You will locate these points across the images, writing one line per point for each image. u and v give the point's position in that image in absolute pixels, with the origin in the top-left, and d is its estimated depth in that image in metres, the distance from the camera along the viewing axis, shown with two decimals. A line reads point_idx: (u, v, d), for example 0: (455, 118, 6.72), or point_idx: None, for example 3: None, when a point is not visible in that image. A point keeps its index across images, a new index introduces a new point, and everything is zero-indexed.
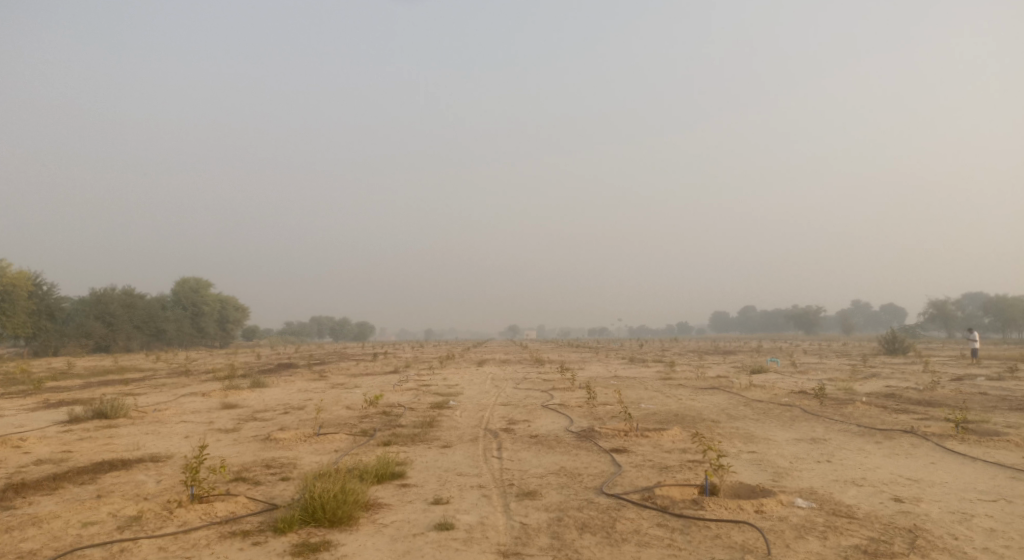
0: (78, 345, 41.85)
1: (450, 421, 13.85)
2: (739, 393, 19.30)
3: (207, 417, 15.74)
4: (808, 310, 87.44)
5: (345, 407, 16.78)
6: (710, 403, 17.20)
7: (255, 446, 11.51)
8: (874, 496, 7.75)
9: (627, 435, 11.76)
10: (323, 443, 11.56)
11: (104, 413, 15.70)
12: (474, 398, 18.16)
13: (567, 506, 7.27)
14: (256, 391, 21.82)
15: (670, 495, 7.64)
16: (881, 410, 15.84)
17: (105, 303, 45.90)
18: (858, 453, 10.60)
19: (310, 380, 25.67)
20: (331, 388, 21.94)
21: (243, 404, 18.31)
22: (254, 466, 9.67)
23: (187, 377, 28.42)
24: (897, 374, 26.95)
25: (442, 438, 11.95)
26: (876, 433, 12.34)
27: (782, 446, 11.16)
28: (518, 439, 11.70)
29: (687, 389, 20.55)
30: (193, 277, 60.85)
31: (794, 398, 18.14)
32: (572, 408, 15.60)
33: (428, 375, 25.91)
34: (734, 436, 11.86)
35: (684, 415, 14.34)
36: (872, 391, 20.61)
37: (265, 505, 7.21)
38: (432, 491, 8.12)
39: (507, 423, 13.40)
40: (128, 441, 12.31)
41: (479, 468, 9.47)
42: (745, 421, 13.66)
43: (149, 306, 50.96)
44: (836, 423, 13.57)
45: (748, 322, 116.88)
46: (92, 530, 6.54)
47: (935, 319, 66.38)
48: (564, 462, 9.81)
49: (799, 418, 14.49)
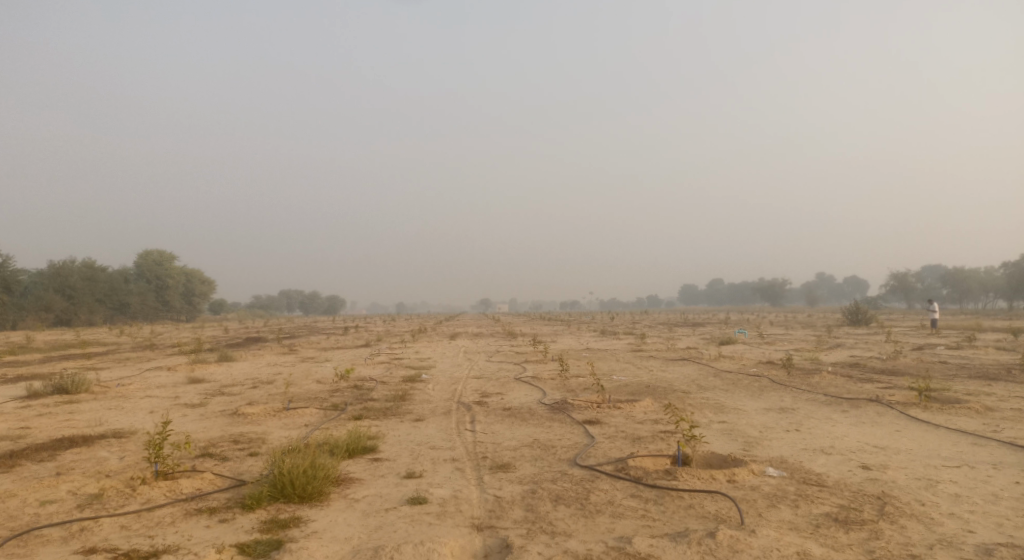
0: (38, 319, 40.68)
1: (423, 394, 13.76)
2: (709, 364, 19.51)
3: (173, 392, 15.42)
4: (774, 282, 88.98)
5: (315, 380, 16.57)
6: (680, 374, 17.37)
7: (223, 421, 11.28)
8: (843, 464, 7.86)
9: (600, 406, 11.78)
10: (293, 418, 11.38)
11: (65, 388, 15.26)
12: (447, 371, 18.09)
13: (541, 478, 7.24)
14: (224, 366, 21.43)
15: (644, 466, 7.66)
16: (846, 380, 16.16)
17: (65, 276, 44.56)
18: (826, 422, 10.78)
19: (279, 353, 25.31)
20: (302, 362, 21.68)
21: (211, 378, 17.97)
22: (221, 441, 9.46)
23: (152, 352, 27.82)
24: (861, 344, 27.55)
25: (414, 411, 11.86)
26: (843, 402, 12.58)
27: (752, 416, 11.30)
28: (491, 411, 11.65)
29: (658, 360, 20.76)
30: (157, 250, 59.40)
31: (762, 369, 18.44)
32: (545, 380, 15.61)
33: (400, 348, 25.76)
34: (706, 407, 11.98)
35: (656, 386, 14.45)
36: (837, 362, 21.05)
37: (232, 482, 7.04)
38: (404, 465, 8.02)
39: (480, 396, 13.35)
40: (90, 417, 11.98)
41: (452, 441, 9.40)
42: (716, 392, 13.81)
43: (111, 279, 49.66)
44: (804, 393, 13.80)
45: (716, 294, 118.51)
46: (51, 509, 6.31)
47: (896, 290, 68.05)
48: (537, 434, 9.78)
49: (768, 388, 14.70)
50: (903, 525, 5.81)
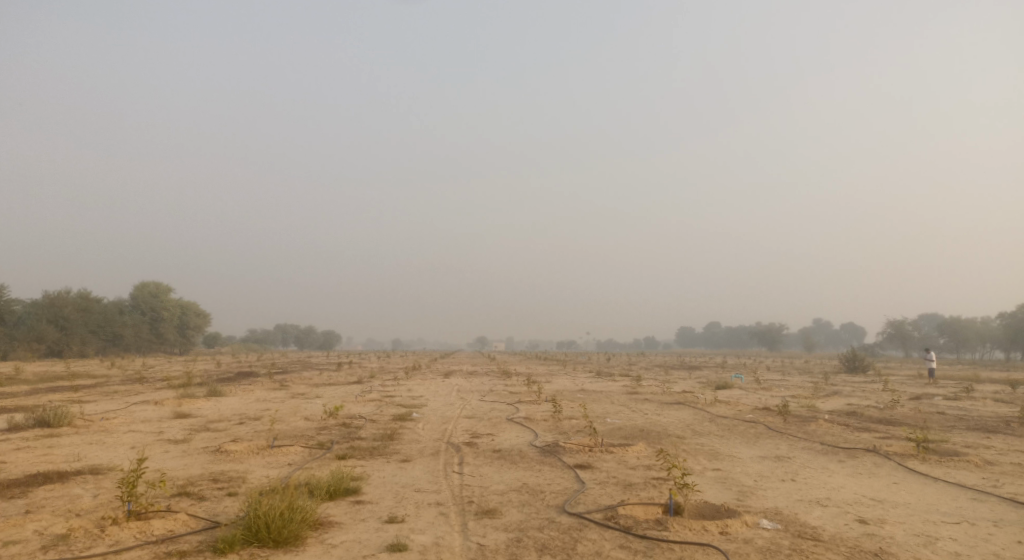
0: (29, 349, 40.30)
1: (412, 434, 13.49)
2: (704, 409, 19.24)
3: (157, 427, 15.11)
4: (772, 328, 88.81)
5: (303, 417, 16.28)
6: (675, 418, 17.10)
7: (205, 458, 11.00)
8: (839, 517, 7.62)
9: (591, 450, 11.53)
10: (277, 456, 11.10)
11: (46, 421, 14.95)
12: (438, 410, 17.81)
13: (527, 526, 7.00)
14: (213, 401, 21.10)
15: (634, 514, 7.42)
16: (843, 428, 15.92)
17: (59, 306, 44.30)
18: (822, 472, 10.53)
19: (270, 389, 24.97)
20: (291, 398, 21.36)
21: (197, 413, 17.66)
22: (200, 480, 9.19)
23: (141, 385, 27.42)
24: (858, 392, 27.26)
25: (402, 451, 11.59)
26: (840, 451, 12.34)
27: (747, 463, 11.05)
28: (480, 453, 11.39)
29: (653, 404, 20.48)
30: (154, 282, 59.25)
31: (758, 415, 18.16)
32: (537, 422, 15.34)
33: (392, 386, 25.45)
34: (700, 453, 11.73)
35: (649, 431, 14.19)
36: (834, 409, 20.78)
37: (206, 523, 6.78)
38: (387, 508, 7.77)
39: (470, 437, 13.09)
40: (68, 452, 11.68)
41: (439, 484, 9.14)
42: (711, 438, 13.55)
43: (106, 310, 49.38)
44: (800, 441, 13.55)
45: (713, 338, 118.12)
46: (14, 549, 6.05)
47: (893, 338, 67.86)
48: (527, 478, 9.52)
49: (764, 435, 14.44)
50: None
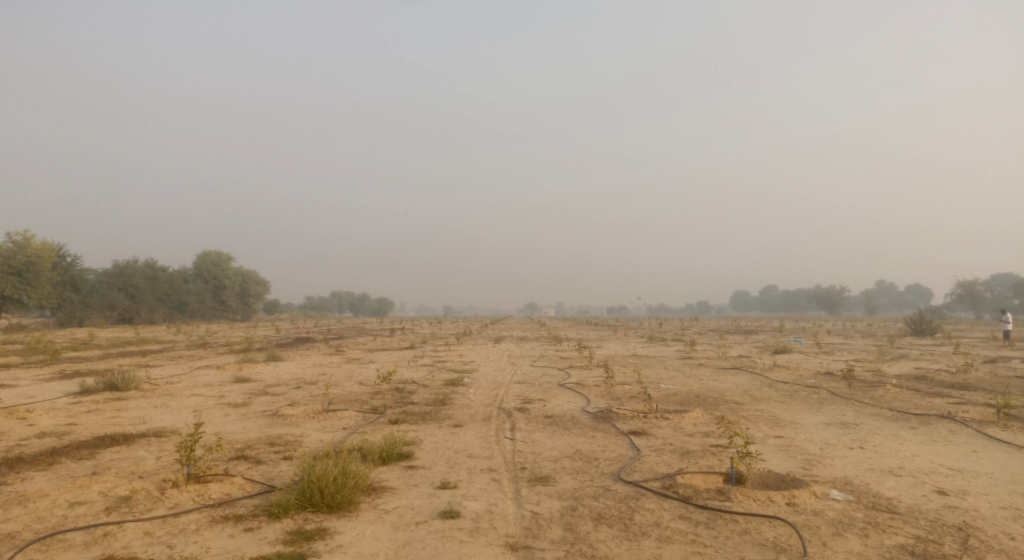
0: (102, 316, 42.22)
1: (464, 399, 13.47)
2: (762, 374, 18.64)
3: (218, 391, 15.53)
4: (831, 290, 85.94)
5: (357, 382, 16.47)
6: (732, 383, 16.61)
7: (262, 422, 11.19)
8: (915, 487, 7.15)
9: (647, 416, 11.24)
10: (331, 420, 11.19)
11: (115, 385, 15.54)
12: (490, 375, 17.78)
13: (583, 494, 6.80)
14: (271, 366, 21.60)
15: (693, 484, 7.13)
16: (913, 394, 15.14)
17: (128, 275, 46.15)
18: (893, 440, 9.98)
19: (326, 354, 25.47)
20: (346, 364, 21.73)
21: (256, 378, 18.11)
22: (257, 444, 9.32)
23: (204, 351, 28.34)
24: (927, 355, 26.05)
25: (454, 416, 11.54)
26: (912, 418, 11.70)
27: (811, 431, 10.58)
28: (533, 419, 11.23)
29: (709, 369, 20.00)
30: (215, 251, 61.08)
31: (820, 380, 17.48)
32: (589, 387, 15.13)
33: (444, 351, 25.62)
34: (761, 420, 11.29)
35: (706, 397, 13.80)
36: (901, 373, 19.88)
37: (262, 487, 6.83)
38: (439, 474, 7.69)
39: (522, 402, 12.96)
40: (134, 415, 12.07)
41: (491, 450, 9.02)
42: (771, 404, 13.06)
43: (171, 279, 51.21)
44: (867, 407, 12.94)
45: (770, 301, 115.18)
46: (79, 511, 6.19)
47: (963, 299, 64.73)
48: (580, 444, 9.32)
49: (827, 401, 13.86)
50: None
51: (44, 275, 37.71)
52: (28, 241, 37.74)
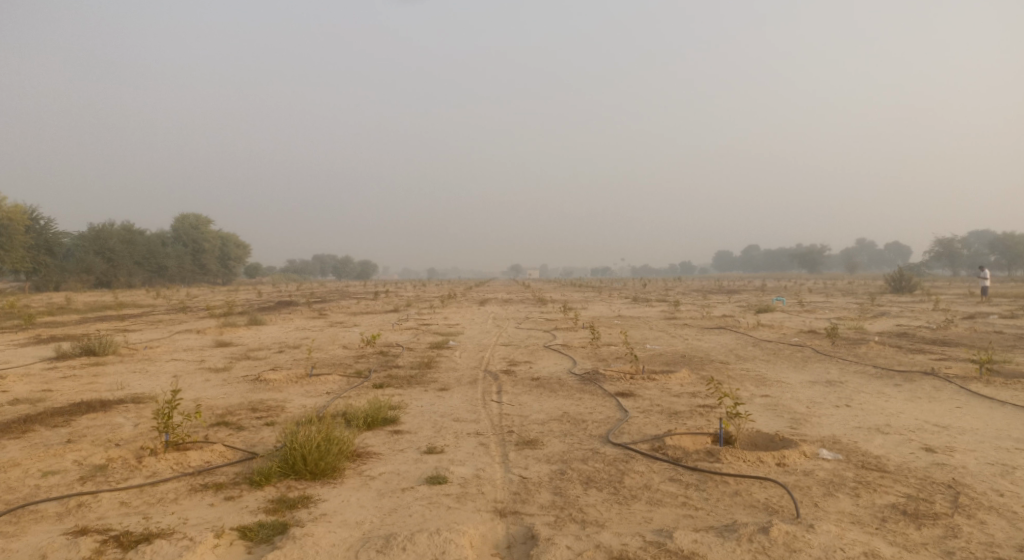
0: (80, 280, 41.42)
1: (449, 362, 13.35)
2: (747, 333, 18.70)
3: (199, 356, 15.26)
4: (812, 249, 86.53)
5: (341, 346, 16.26)
6: (717, 343, 16.65)
7: (244, 387, 10.98)
8: (903, 445, 7.14)
9: (633, 378, 11.18)
10: (314, 385, 11.01)
11: (92, 350, 15.22)
12: (475, 338, 17.67)
13: (571, 457, 6.71)
14: (253, 330, 21.33)
15: (682, 445, 7.07)
16: (896, 351, 15.26)
17: (105, 238, 45.18)
18: (878, 397, 10.01)
19: (308, 318, 25.19)
20: (330, 327, 21.52)
21: (238, 342, 17.84)
22: (238, 409, 9.12)
23: (184, 315, 27.93)
24: (907, 313, 26.33)
25: (439, 380, 11.40)
26: (895, 375, 11.75)
27: (797, 389, 10.60)
28: (519, 381, 11.12)
29: (693, 328, 20.03)
30: (193, 213, 59.92)
31: (804, 338, 17.57)
32: (575, 349, 15.07)
33: (428, 314, 25.48)
34: (747, 379, 11.28)
35: (692, 357, 13.79)
36: (883, 331, 20.05)
37: (243, 455, 6.66)
38: (425, 438, 7.57)
39: (508, 364, 12.86)
40: (112, 381, 11.79)
41: (477, 413, 8.90)
42: (757, 363, 13.07)
43: (149, 242, 50.28)
44: (851, 364, 13.00)
45: (752, 260, 115.95)
46: (52, 481, 5.98)
47: (941, 257, 65.55)
48: (568, 407, 9.23)
49: (812, 359, 13.93)
50: (983, 520, 5.13)
51: (17, 238, 36.76)
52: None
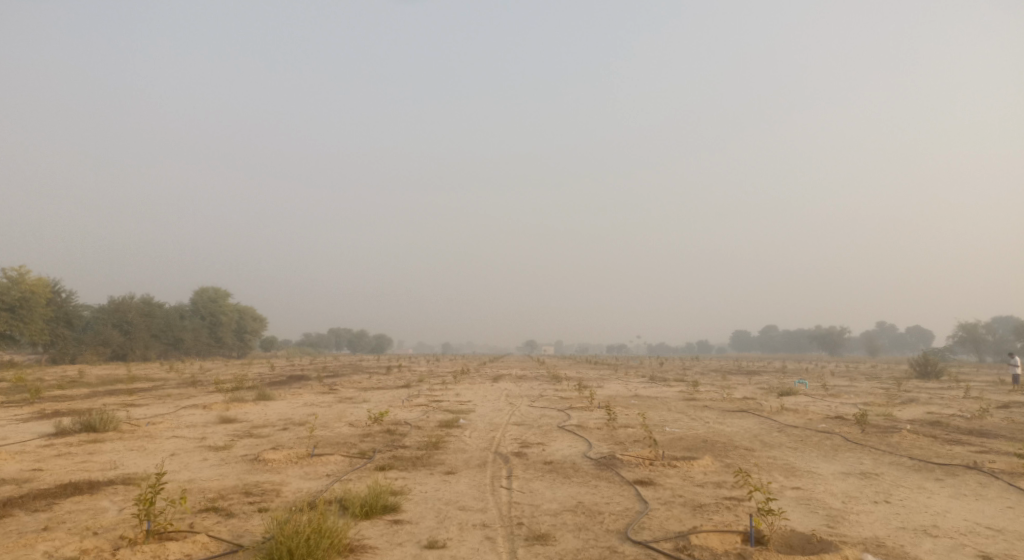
0: (96, 352, 41.40)
1: (457, 442, 12.72)
2: (770, 418, 17.87)
3: (200, 433, 14.72)
4: (832, 331, 85.08)
5: (347, 423, 15.65)
6: (740, 427, 15.84)
7: (241, 468, 10.43)
8: (956, 552, 6.43)
9: (653, 464, 10.49)
10: (315, 466, 10.44)
11: (92, 426, 14.77)
12: (486, 416, 16.99)
13: (586, 557, 6.09)
14: (260, 405, 20.79)
15: (710, 545, 6.41)
16: (931, 441, 14.37)
17: (124, 310, 45.45)
18: (919, 493, 9.26)
19: (318, 393, 24.61)
20: (338, 403, 20.94)
21: (243, 419, 17.30)
22: (231, 493, 8.59)
23: (194, 389, 27.46)
24: (936, 399, 25.26)
25: (446, 462, 10.78)
26: (935, 468, 10.94)
27: (830, 481, 9.86)
28: (531, 465, 10.48)
29: (713, 411, 19.21)
30: (212, 286, 60.44)
31: (832, 425, 16.72)
32: (591, 431, 14.37)
33: (440, 390, 24.83)
34: (775, 469, 10.54)
35: (714, 442, 13.05)
36: (914, 418, 19.06)
37: (227, 548, 6.13)
38: (427, 530, 6.97)
39: (520, 446, 12.20)
40: (105, 459, 11.27)
41: (485, 501, 8.28)
42: (784, 451, 12.30)
43: (167, 315, 50.48)
44: (885, 455, 12.18)
45: (770, 341, 114.27)
46: None
47: (965, 342, 63.91)
48: (582, 495, 8.59)
49: (842, 447, 13.12)
50: None
51: (37, 310, 37.02)
52: (23, 277, 37.16)
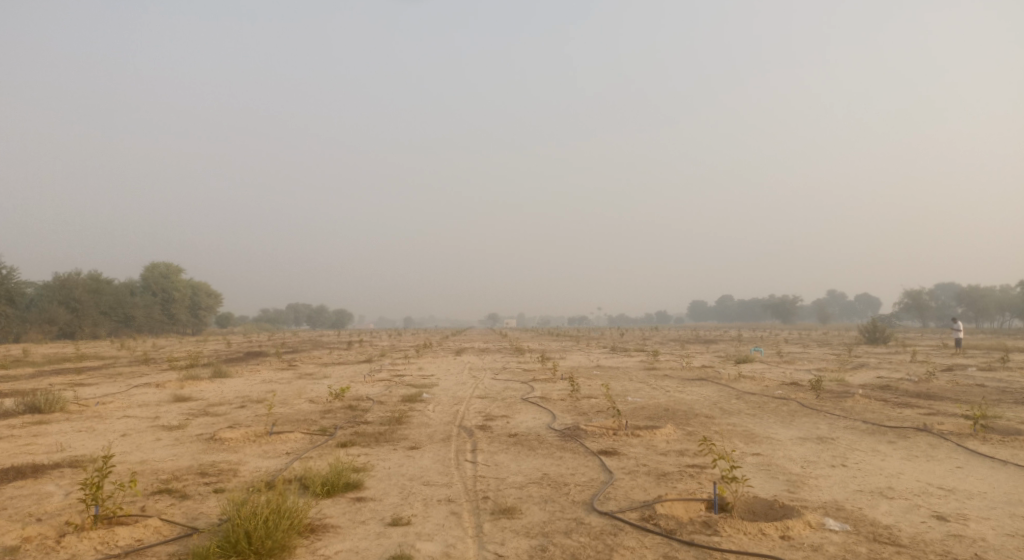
0: (41, 331, 39.87)
1: (421, 416, 12.58)
2: (729, 385, 18.18)
3: (153, 412, 14.25)
4: (785, 300, 87.30)
5: (307, 400, 15.34)
6: (700, 395, 16.07)
7: (197, 447, 10.12)
8: (912, 512, 6.59)
9: (616, 434, 10.53)
10: (274, 444, 10.18)
11: (37, 407, 14.16)
12: (449, 389, 16.87)
13: (553, 529, 6.06)
14: (216, 383, 20.26)
15: (675, 514, 6.45)
16: (882, 405, 14.81)
17: (71, 287, 43.77)
18: (873, 456, 9.50)
19: (276, 369, 24.12)
20: (297, 379, 20.56)
21: (198, 397, 16.83)
22: (185, 474, 8.30)
23: (146, 367, 26.65)
24: (885, 364, 26.12)
25: (410, 437, 10.64)
26: (888, 432, 11.25)
27: (788, 447, 10.05)
28: (495, 438, 10.41)
29: (674, 380, 19.47)
30: (163, 262, 58.63)
31: (788, 391, 17.10)
32: (554, 402, 14.37)
33: (402, 364, 24.60)
34: (736, 436, 10.69)
35: (676, 410, 13.19)
36: (865, 383, 19.63)
37: (181, 531, 5.91)
38: (391, 507, 6.85)
39: (484, 419, 12.12)
40: (51, 441, 10.80)
41: (450, 476, 8.19)
42: (743, 418, 12.51)
43: (117, 291, 48.83)
44: (840, 419, 12.50)
45: (726, 310, 116.91)
46: None
47: (910, 308, 66.28)
48: (547, 467, 8.55)
49: (799, 413, 13.41)
50: None
51: None
52: None
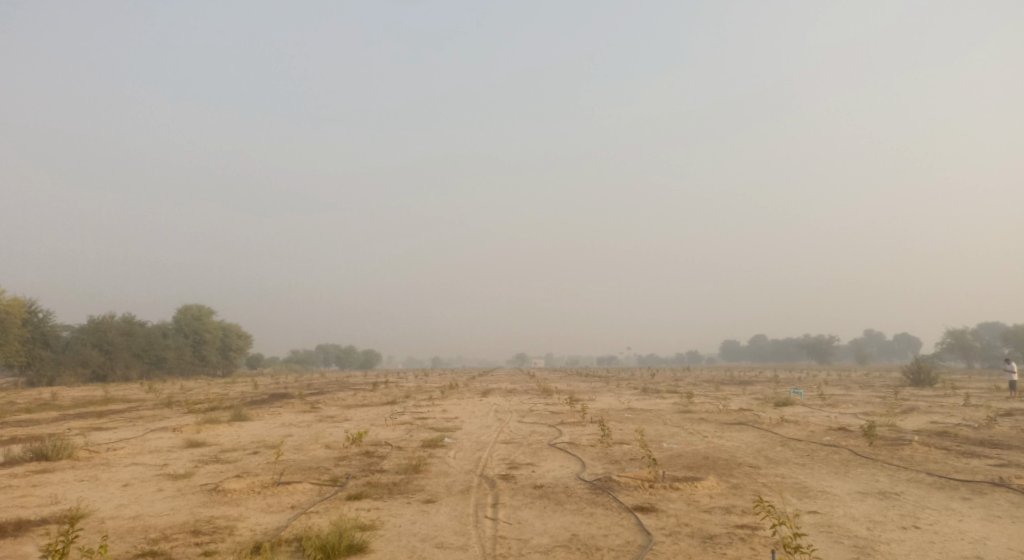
0: (74, 374, 39.97)
1: (440, 464, 11.72)
2: (771, 430, 16.99)
3: (162, 459, 13.58)
4: (821, 340, 84.63)
5: (322, 446, 14.56)
6: (741, 442, 14.91)
7: (198, 500, 9.39)
8: None
9: (653, 486, 9.54)
10: (279, 497, 9.38)
11: (44, 454, 13.57)
12: (473, 434, 15.98)
13: None
14: (235, 427, 19.61)
15: None
16: (944, 453, 13.53)
17: (104, 330, 43.99)
18: (948, 516, 8.35)
19: (298, 412, 23.45)
20: (318, 423, 19.80)
21: (212, 442, 16.16)
22: (176, 532, 7.52)
23: (168, 410, 26.13)
24: (938, 408, 24.49)
25: (427, 488, 9.76)
26: (961, 486, 10.06)
27: (848, 503, 8.94)
28: (519, 490, 9.50)
29: (711, 424, 18.28)
30: (195, 304, 58.95)
31: (837, 438, 15.83)
32: (583, 449, 13.39)
33: (426, 407, 23.77)
34: (788, 490, 9.62)
35: (716, 459, 12.10)
36: (920, 429, 18.16)
37: None
38: None
39: (507, 468, 11.19)
40: (47, 492, 10.14)
41: (467, 536, 7.29)
42: (792, 468, 11.38)
43: (149, 333, 49.05)
44: (902, 471, 11.30)
45: (759, 350, 114.28)
46: None
47: (954, 349, 63.56)
48: (577, 527, 7.61)
49: (854, 462, 12.23)
50: None
51: (13, 331, 35.70)
52: None
